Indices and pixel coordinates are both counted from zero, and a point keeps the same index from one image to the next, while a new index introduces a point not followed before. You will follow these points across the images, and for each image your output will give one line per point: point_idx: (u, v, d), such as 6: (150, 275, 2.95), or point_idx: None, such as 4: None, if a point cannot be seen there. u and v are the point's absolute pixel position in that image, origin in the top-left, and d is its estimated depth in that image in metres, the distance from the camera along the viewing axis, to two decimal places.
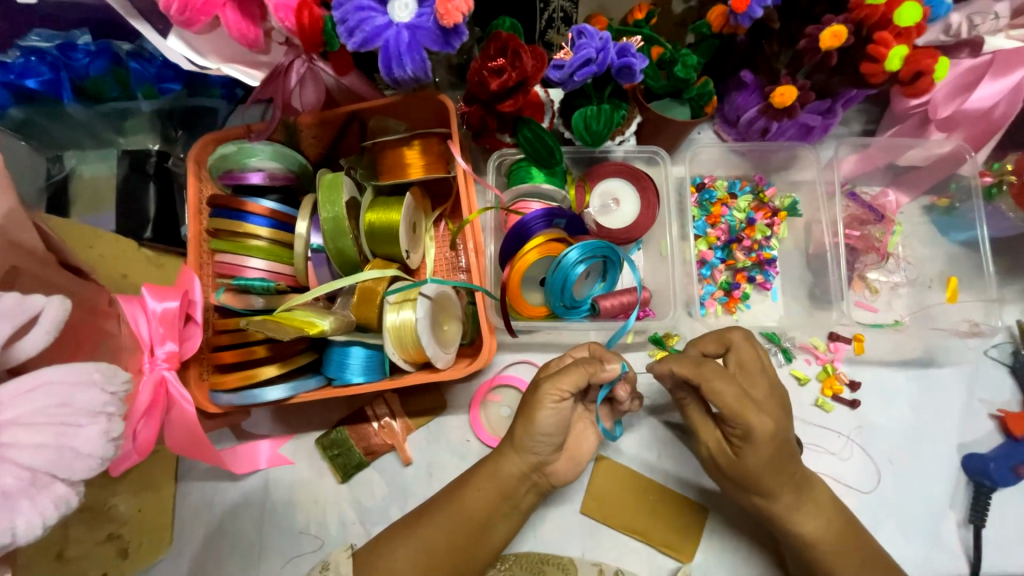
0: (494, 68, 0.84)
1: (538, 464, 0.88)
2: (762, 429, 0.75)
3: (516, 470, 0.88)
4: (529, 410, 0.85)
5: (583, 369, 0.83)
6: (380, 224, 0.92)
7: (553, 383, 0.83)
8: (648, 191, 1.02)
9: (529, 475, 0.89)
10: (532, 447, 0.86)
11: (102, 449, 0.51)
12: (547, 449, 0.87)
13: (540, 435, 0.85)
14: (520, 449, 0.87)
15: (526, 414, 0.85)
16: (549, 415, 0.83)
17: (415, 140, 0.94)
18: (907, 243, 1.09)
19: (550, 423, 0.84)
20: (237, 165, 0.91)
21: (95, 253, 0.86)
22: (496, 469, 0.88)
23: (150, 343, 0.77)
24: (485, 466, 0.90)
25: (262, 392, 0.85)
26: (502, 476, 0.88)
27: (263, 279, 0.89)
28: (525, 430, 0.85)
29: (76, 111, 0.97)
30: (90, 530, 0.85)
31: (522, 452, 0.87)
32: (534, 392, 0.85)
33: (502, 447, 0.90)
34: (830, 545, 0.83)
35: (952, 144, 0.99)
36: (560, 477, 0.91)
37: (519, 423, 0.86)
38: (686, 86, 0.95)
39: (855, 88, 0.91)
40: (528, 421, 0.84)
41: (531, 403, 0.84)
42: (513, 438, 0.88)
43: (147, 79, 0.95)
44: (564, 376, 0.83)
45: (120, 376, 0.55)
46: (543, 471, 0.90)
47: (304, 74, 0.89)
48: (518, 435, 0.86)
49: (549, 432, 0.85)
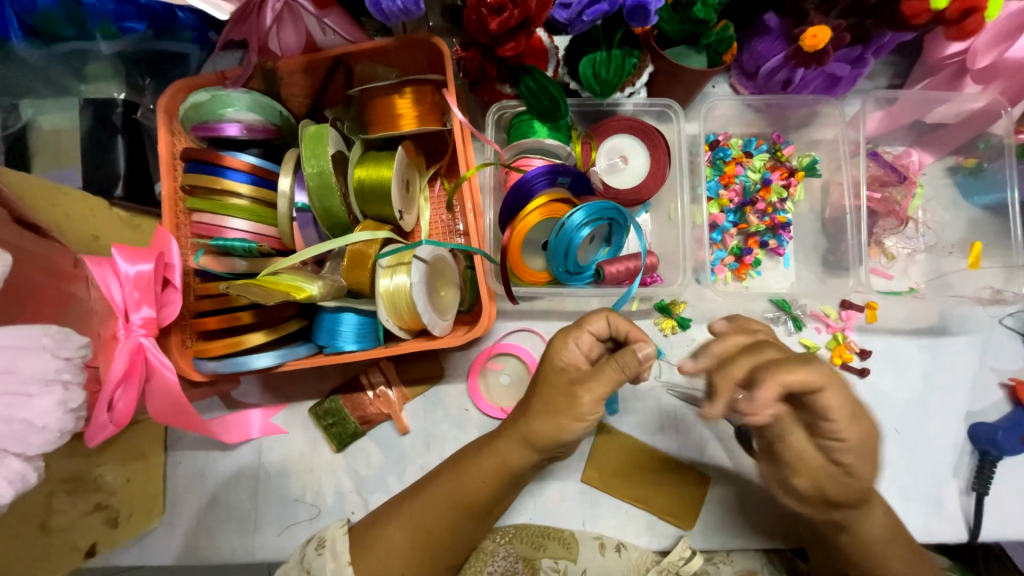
0: (494, 5, 0.75)
1: (549, 456, 0.84)
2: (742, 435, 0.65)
3: (526, 460, 0.83)
4: (559, 417, 0.78)
5: (617, 371, 0.75)
6: (370, 180, 0.85)
7: (593, 396, 0.76)
8: (659, 148, 0.94)
9: (541, 462, 0.85)
10: (552, 446, 0.81)
11: (58, 422, 0.50)
12: (567, 449, 0.83)
13: (565, 440, 0.80)
14: (537, 444, 0.81)
15: (555, 422, 0.78)
16: (581, 427, 0.78)
17: (407, 88, 0.86)
18: (928, 206, 1.04)
19: (578, 430, 0.79)
20: (212, 115, 0.84)
21: (60, 211, 0.78)
22: (502, 455, 0.83)
23: (124, 308, 0.71)
24: (490, 452, 0.84)
25: (249, 359, 0.81)
26: (510, 463, 0.83)
27: (244, 241, 0.82)
28: (553, 435, 0.79)
29: (26, 51, 0.89)
30: (76, 500, 0.81)
31: (535, 449, 0.81)
32: (568, 397, 0.77)
33: (507, 433, 0.84)
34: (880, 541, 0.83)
35: (986, 98, 0.92)
36: (565, 456, 0.90)
37: (541, 422, 0.79)
38: (704, 30, 0.86)
39: (890, 31, 0.84)
40: (556, 428, 0.78)
41: (565, 412, 0.77)
42: (529, 433, 0.80)
43: (104, 16, 0.86)
44: (598, 383, 0.76)
45: (75, 342, 0.53)
46: (554, 459, 0.87)
47: (280, 12, 0.81)
48: (541, 433, 0.79)
49: (575, 438, 0.81)
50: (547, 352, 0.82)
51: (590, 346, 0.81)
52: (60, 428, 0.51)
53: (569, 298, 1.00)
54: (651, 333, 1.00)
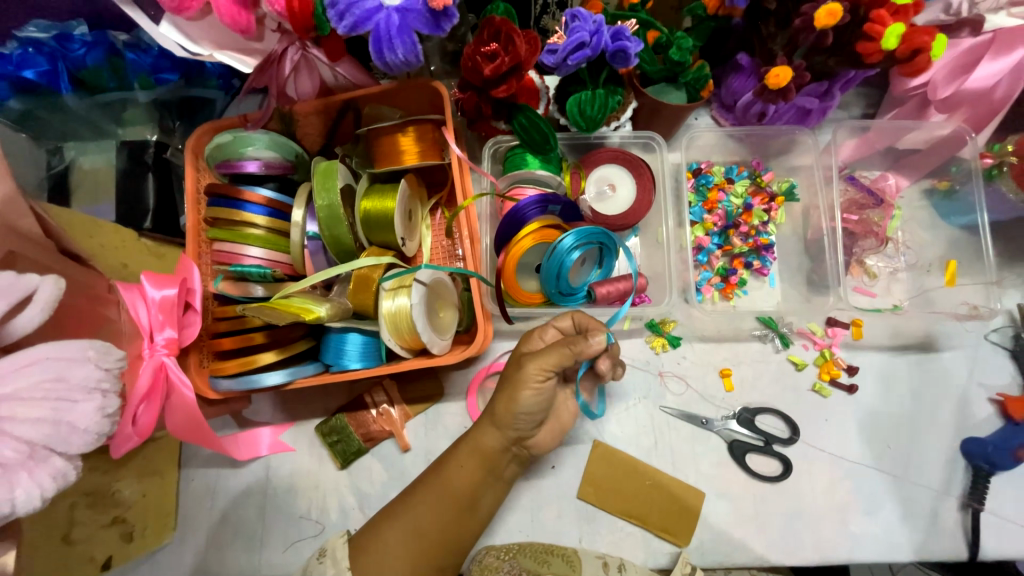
0: (487, 53, 0.84)
1: (518, 439, 0.89)
2: None
3: (496, 444, 0.88)
4: (511, 391, 0.84)
5: (565, 347, 0.81)
6: (375, 211, 0.92)
7: (536, 364, 0.82)
8: (644, 178, 1.01)
9: (511, 446, 0.90)
10: (513, 423, 0.86)
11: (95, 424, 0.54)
12: (528, 425, 0.87)
13: (522, 414, 0.85)
14: (499, 424, 0.87)
15: (509, 394, 0.84)
16: (531, 394, 0.83)
17: (410, 127, 0.94)
18: (907, 227, 1.08)
19: (532, 402, 0.84)
20: (234, 154, 0.92)
21: (95, 242, 0.87)
22: (476, 441, 0.89)
23: (150, 329, 0.77)
24: (465, 442, 0.90)
25: (261, 378, 0.86)
26: (483, 449, 0.88)
27: (260, 267, 0.90)
28: (508, 409, 0.84)
29: (73, 101, 0.98)
30: (95, 513, 0.87)
31: (502, 428, 0.87)
32: (516, 371, 0.84)
33: (480, 421, 0.90)
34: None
35: (952, 125, 0.98)
36: (541, 448, 0.92)
37: (501, 401, 0.85)
38: (681, 69, 0.94)
39: (852, 68, 0.91)
40: (509, 400, 0.84)
41: (514, 384, 0.84)
42: (494, 415, 0.87)
43: (143, 69, 0.97)
44: (544, 356, 0.82)
45: (114, 354, 0.57)
46: (524, 444, 0.91)
47: (298, 62, 0.90)
48: (500, 411, 0.86)
49: (531, 412, 0.85)
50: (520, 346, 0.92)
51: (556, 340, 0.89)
52: (99, 430, 0.53)
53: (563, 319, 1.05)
54: (640, 351, 1.04)
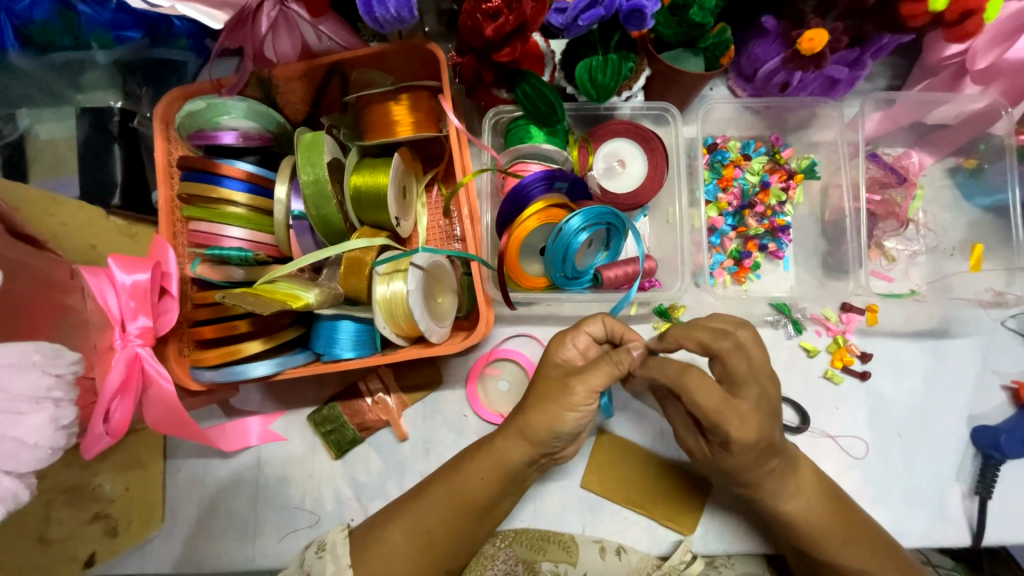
0: (489, 11, 0.74)
1: (549, 452, 0.83)
2: (748, 432, 0.70)
3: (523, 458, 0.82)
4: (553, 411, 0.78)
5: (610, 367, 0.77)
6: (366, 187, 0.84)
7: (584, 386, 0.77)
8: (657, 153, 0.94)
9: (539, 459, 0.84)
10: (549, 442, 0.80)
11: (49, 438, 0.52)
12: (563, 443, 0.82)
13: (559, 435, 0.79)
14: (533, 441, 0.80)
15: (551, 416, 0.78)
16: (576, 418, 0.78)
17: (403, 94, 0.85)
18: (929, 208, 1.03)
19: (575, 425, 0.79)
20: (208, 123, 0.83)
21: (57, 221, 0.78)
22: (502, 454, 0.82)
23: (121, 318, 0.71)
24: (489, 451, 0.83)
25: (246, 368, 0.80)
26: (509, 462, 0.82)
27: (241, 249, 0.82)
28: (548, 428, 0.78)
29: (20, 60, 0.88)
30: (74, 511, 0.82)
31: (532, 445, 0.81)
32: (561, 390, 0.78)
33: (506, 432, 0.83)
34: (821, 523, 0.82)
35: (986, 99, 0.92)
36: (566, 458, 0.89)
37: (537, 414, 0.79)
38: (700, 33, 0.86)
39: (889, 34, 0.84)
40: (551, 419, 0.78)
41: (559, 405, 0.77)
42: (527, 429, 0.80)
43: (100, 25, 0.86)
44: (591, 375, 0.77)
45: (67, 358, 0.54)
46: (553, 455, 0.86)
47: (276, 19, 0.81)
48: (534, 429, 0.79)
49: (572, 431, 0.80)
50: (547, 350, 0.86)
51: (586, 346, 0.84)
52: (53, 444, 0.52)
53: (567, 304, 1.00)
54: (649, 338, 0.99)
